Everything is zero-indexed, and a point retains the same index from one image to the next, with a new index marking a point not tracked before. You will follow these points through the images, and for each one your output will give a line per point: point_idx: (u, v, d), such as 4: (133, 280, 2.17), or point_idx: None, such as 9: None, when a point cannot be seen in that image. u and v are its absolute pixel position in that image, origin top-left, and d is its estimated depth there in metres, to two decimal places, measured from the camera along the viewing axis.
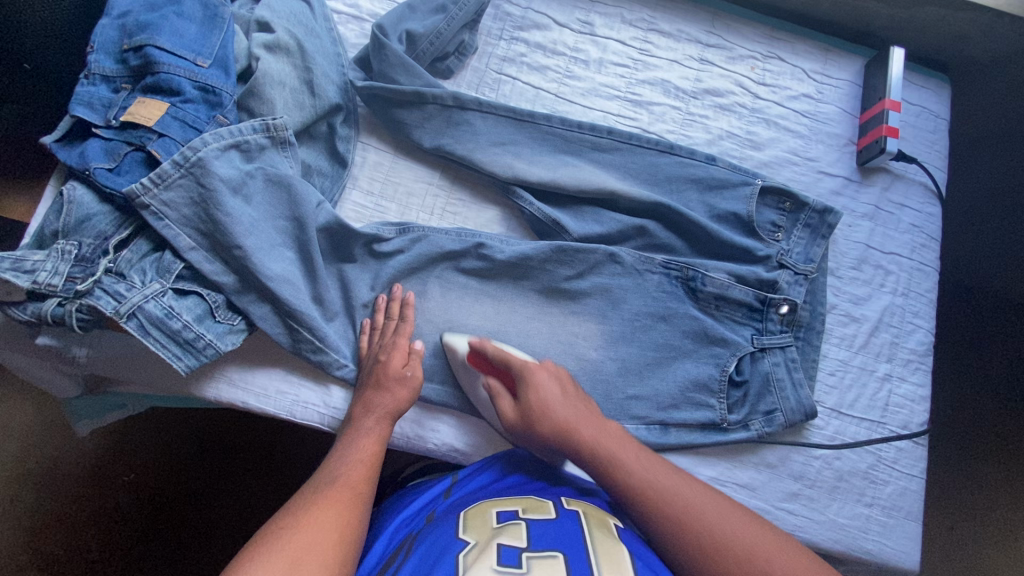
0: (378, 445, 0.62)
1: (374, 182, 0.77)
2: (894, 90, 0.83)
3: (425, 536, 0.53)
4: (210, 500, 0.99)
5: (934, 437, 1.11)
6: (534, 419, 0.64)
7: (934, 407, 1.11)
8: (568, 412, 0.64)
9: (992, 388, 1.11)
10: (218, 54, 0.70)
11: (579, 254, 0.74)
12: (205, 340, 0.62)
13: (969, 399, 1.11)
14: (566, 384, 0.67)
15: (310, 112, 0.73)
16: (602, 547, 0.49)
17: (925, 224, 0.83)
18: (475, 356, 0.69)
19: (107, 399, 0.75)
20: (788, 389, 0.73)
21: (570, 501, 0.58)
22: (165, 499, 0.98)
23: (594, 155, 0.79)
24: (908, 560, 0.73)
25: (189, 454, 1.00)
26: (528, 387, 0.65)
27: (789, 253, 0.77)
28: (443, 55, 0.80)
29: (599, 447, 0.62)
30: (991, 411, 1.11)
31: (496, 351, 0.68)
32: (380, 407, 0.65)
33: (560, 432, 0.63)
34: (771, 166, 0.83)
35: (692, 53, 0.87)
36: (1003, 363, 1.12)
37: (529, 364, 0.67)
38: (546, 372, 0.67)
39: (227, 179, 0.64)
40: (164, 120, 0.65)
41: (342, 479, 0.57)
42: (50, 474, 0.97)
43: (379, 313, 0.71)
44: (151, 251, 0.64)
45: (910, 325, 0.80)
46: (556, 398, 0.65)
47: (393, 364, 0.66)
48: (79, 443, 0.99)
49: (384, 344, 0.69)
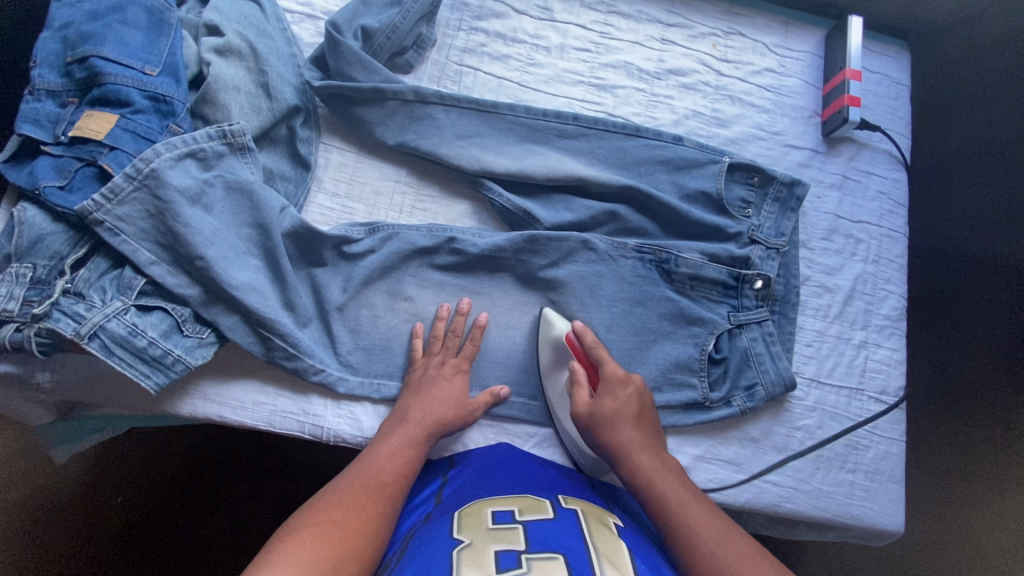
0: (417, 452, 0.63)
1: (339, 183, 0.76)
2: (854, 59, 0.83)
3: (422, 535, 0.53)
4: (206, 516, 0.97)
5: (913, 395, 1.13)
6: (601, 424, 0.65)
7: (912, 367, 1.13)
8: (636, 434, 0.64)
9: (970, 352, 1.13)
10: (167, 61, 0.68)
11: (551, 243, 0.74)
12: (173, 356, 0.60)
13: (945, 358, 1.13)
14: (645, 409, 0.67)
15: (267, 115, 0.71)
16: (600, 545, 0.50)
17: (892, 190, 0.84)
18: (571, 343, 0.70)
19: (84, 424, 0.74)
20: (767, 362, 0.74)
21: (567, 500, 0.59)
22: (160, 520, 0.96)
23: (560, 142, 0.78)
24: (893, 521, 0.74)
25: (182, 473, 0.98)
26: (610, 395, 0.66)
27: (760, 229, 0.77)
28: (401, 50, 0.79)
29: (653, 478, 0.62)
30: (970, 374, 1.13)
31: (594, 348, 0.69)
32: (431, 420, 0.65)
33: (620, 448, 0.64)
34: (738, 142, 0.83)
35: (653, 33, 0.86)
36: (975, 322, 1.14)
37: (620, 376, 0.68)
38: (634, 390, 0.67)
39: (183, 190, 0.62)
40: (115, 132, 0.63)
41: (383, 483, 0.59)
42: (38, 504, 0.95)
43: (442, 321, 0.71)
44: (110, 268, 0.62)
45: (883, 291, 0.81)
46: (633, 415, 0.66)
47: (450, 389, 0.68)
48: (66, 469, 0.96)
49: (445, 364, 0.70)
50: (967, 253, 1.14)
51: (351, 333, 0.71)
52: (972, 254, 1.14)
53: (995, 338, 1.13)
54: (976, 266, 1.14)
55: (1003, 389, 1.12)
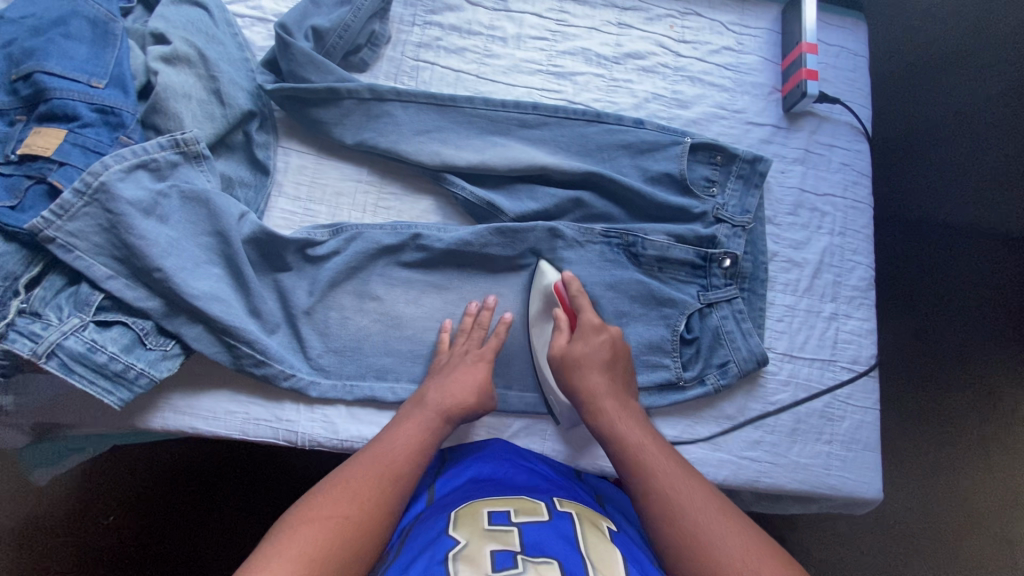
0: (434, 439, 0.62)
1: (300, 186, 0.75)
2: (811, 33, 0.83)
3: (417, 535, 0.53)
4: (198, 529, 0.97)
5: (900, 365, 1.14)
6: (571, 366, 0.66)
7: (897, 338, 1.15)
8: (603, 380, 0.65)
9: (956, 316, 1.14)
10: (114, 72, 0.67)
11: (517, 234, 0.74)
12: (136, 370, 0.60)
13: (929, 325, 1.14)
14: (618, 357, 0.68)
15: (222, 121, 0.71)
16: (596, 553, 0.50)
17: (855, 161, 0.85)
18: (557, 291, 0.71)
19: (64, 445, 0.73)
20: (738, 339, 0.74)
21: (562, 501, 0.59)
22: (153, 534, 0.96)
23: (521, 132, 0.78)
24: (871, 489, 0.75)
25: (172, 485, 0.97)
26: (583, 340, 0.68)
27: (725, 207, 0.77)
28: (355, 48, 0.78)
29: (616, 421, 0.63)
30: (953, 340, 1.14)
31: (578, 295, 0.70)
32: (443, 408, 0.64)
33: (587, 390, 0.65)
34: (700, 122, 0.83)
35: (609, 18, 0.86)
36: (954, 288, 1.15)
37: (598, 324, 0.69)
38: (608, 339, 0.68)
39: (136, 202, 0.61)
40: (63, 147, 0.62)
41: (399, 471, 0.58)
42: (29, 525, 0.94)
43: (469, 316, 0.71)
44: (65, 286, 0.61)
45: (850, 263, 0.81)
46: (602, 361, 0.67)
47: (469, 375, 0.67)
48: (54, 489, 0.95)
49: (469, 354, 0.69)
50: (945, 217, 1.15)
51: (320, 337, 0.70)
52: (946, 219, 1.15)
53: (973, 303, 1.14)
54: (953, 233, 1.15)
55: (992, 349, 1.13)
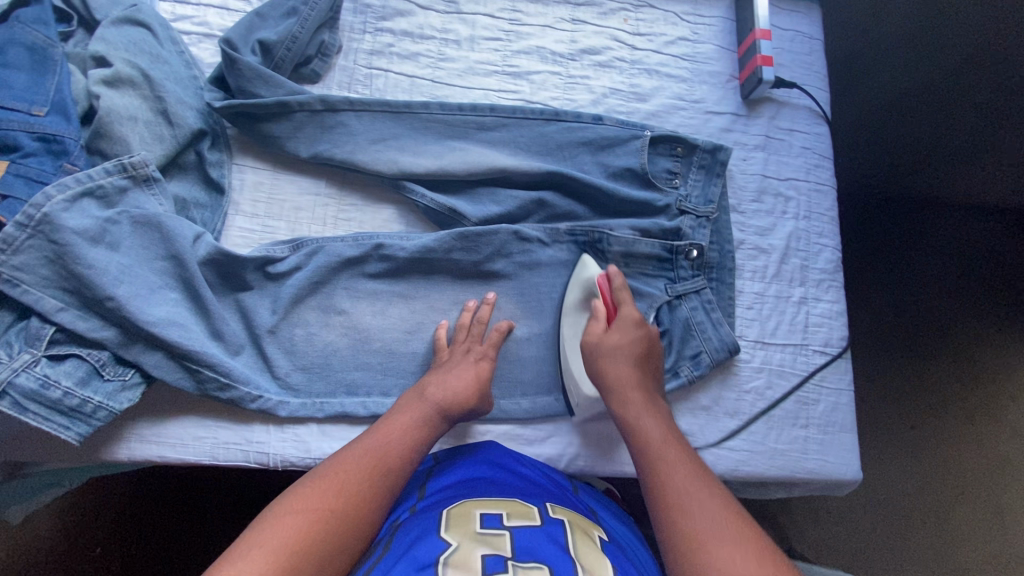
0: (429, 434, 0.62)
1: (257, 204, 0.74)
2: (763, 19, 0.83)
3: (404, 535, 0.53)
4: (189, 551, 0.94)
5: (882, 340, 1.16)
6: (601, 356, 0.67)
7: (877, 312, 1.17)
8: (631, 373, 0.66)
9: (946, 282, 1.17)
10: (55, 99, 0.66)
11: (481, 238, 0.73)
12: (94, 404, 0.59)
13: (908, 301, 1.17)
14: (650, 357, 0.68)
15: (171, 143, 0.69)
16: (588, 564, 0.49)
17: (816, 144, 0.85)
18: (600, 284, 0.71)
19: (36, 480, 0.70)
20: (709, 330, 0.74)
21: (555, 507, 0.58)
22: (142, 565, 0.93)
23: (480, 135, 0.77)
24: (850, 470, 0.75)
25: (159, 512, 0.95)
26: (619, 331, 0.68)
27: (688, 199, 0.77)
28: (305, 60, 0.77)
29: (637, 417, 0.62)
30: (941, 300, 1.16)
31: (620, 291, 0.70)
32: (438, 403, 0.63)
33: (612, 381, 0.65)
34: (659, 115, 0.83)
35: (563, 15, 0.85)
36: (929, 262, 1.18)
37: (636, 319, 0.68)
38: (645, 334, 0.68)
39: (83, 231, 0.60)
40: (6, 178, 0.60)
41: (390, 466, 0.57)
42: (14, 565, 0.91)
43: (469, 312, 0.71)
44: (15, 321, 0.59)
45: (817, 246, 0.81)
46: (636, 356, 0.67)
47: (467, 370, 0.66)
48: (38, 522, 0.92)
49: (470, 351, 0.68)
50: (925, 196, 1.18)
51: (286, 355, 0.69)
52: (925, 198, 1.18)
53: (950, 277, 1.17)
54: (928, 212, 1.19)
55: (985, 305, 1.15)
